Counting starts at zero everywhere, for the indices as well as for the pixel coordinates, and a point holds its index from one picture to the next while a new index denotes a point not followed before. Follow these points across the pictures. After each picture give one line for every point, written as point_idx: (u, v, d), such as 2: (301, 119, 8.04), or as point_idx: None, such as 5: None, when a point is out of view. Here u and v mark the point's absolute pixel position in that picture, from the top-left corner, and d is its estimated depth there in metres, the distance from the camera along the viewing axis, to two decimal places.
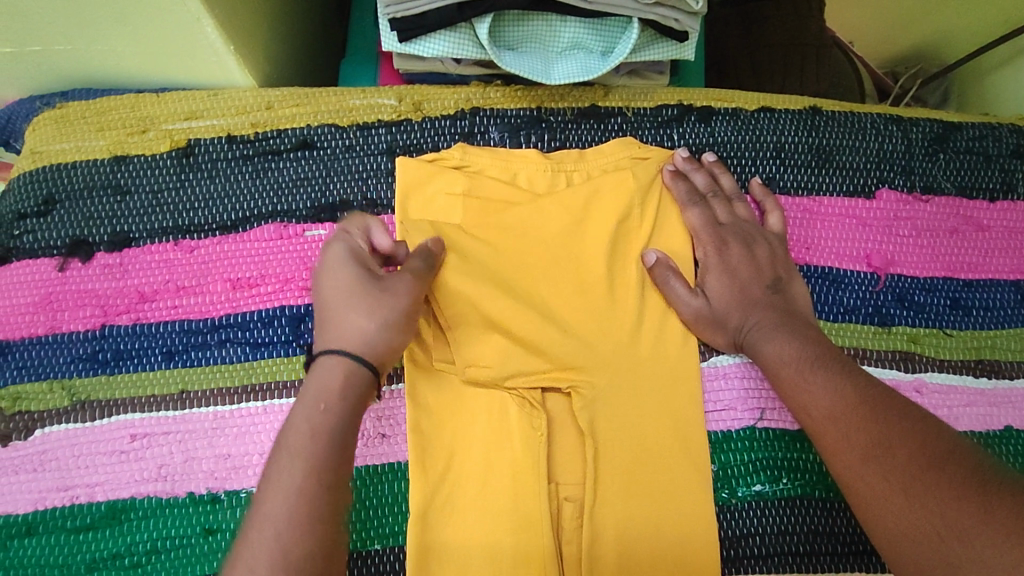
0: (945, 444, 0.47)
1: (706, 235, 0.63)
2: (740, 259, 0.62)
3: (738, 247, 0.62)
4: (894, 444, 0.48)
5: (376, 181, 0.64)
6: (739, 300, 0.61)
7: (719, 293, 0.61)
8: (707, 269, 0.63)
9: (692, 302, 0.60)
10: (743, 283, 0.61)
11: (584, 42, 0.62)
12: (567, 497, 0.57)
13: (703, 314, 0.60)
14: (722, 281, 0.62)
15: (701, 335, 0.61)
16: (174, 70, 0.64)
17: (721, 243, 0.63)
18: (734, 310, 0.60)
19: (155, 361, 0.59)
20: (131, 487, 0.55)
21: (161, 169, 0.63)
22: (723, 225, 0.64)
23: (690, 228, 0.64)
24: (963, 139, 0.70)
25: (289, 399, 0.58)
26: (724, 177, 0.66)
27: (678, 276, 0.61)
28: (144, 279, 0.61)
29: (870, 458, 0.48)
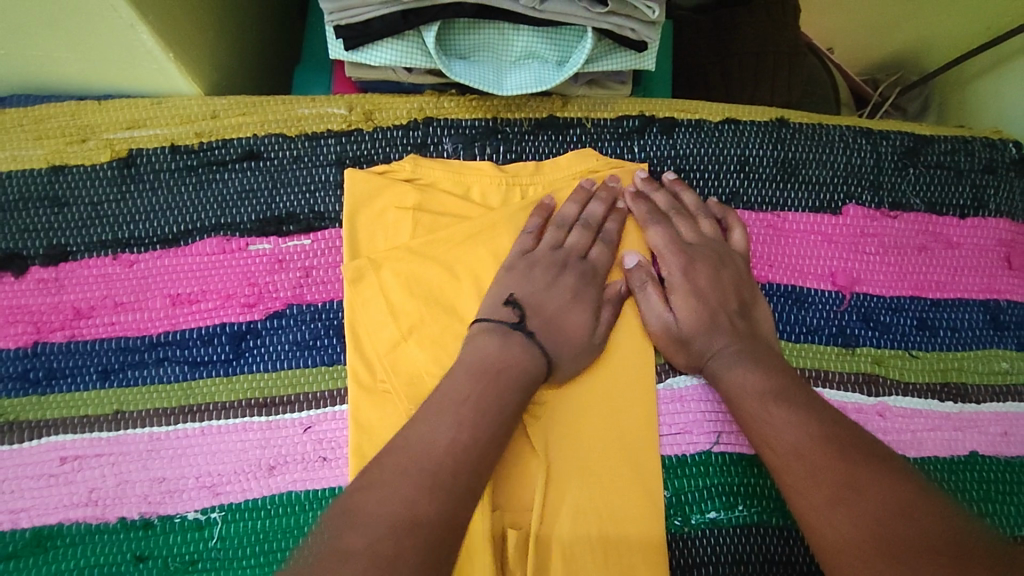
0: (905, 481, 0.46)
1: (673, 255, 0.60)
2: (707, 280, 0.59)
3: (706, 268, 0.60)
4: (862, 486, 0.46)
5: (325, 193, 0.62)
6: (705, 321, 0.58)
7: (686, 311, 0.58)
8: (672, 288, 0.60)
9: (660, 318, 0.58)
10: (711, 306, 0.58)
11: (538, 51, 0.60)
12: (512, 523, 0.55)
13: (667, 331, 0.58)
14: (689, 301, 0.59)
15: (663, 351, 0.59)
16: (116, 77, 0.61)
17: (689, 263, 0.60)
18: (700, 333, 0.58)
19: (89, 381, 0.56)
20: (59, 512, 0.53)
21: (101, 180, 0.61)
22: (692, 244, 0.61)
23: (655, 248, 0.61)
24: (934, 153, 0.68)
25: (227, 420, 0.56)
26: (687, 195, 0.63)
27: (656, 287, 0.59)
28: (80, 294, 0.58)
29: (838, 501, 0.46)
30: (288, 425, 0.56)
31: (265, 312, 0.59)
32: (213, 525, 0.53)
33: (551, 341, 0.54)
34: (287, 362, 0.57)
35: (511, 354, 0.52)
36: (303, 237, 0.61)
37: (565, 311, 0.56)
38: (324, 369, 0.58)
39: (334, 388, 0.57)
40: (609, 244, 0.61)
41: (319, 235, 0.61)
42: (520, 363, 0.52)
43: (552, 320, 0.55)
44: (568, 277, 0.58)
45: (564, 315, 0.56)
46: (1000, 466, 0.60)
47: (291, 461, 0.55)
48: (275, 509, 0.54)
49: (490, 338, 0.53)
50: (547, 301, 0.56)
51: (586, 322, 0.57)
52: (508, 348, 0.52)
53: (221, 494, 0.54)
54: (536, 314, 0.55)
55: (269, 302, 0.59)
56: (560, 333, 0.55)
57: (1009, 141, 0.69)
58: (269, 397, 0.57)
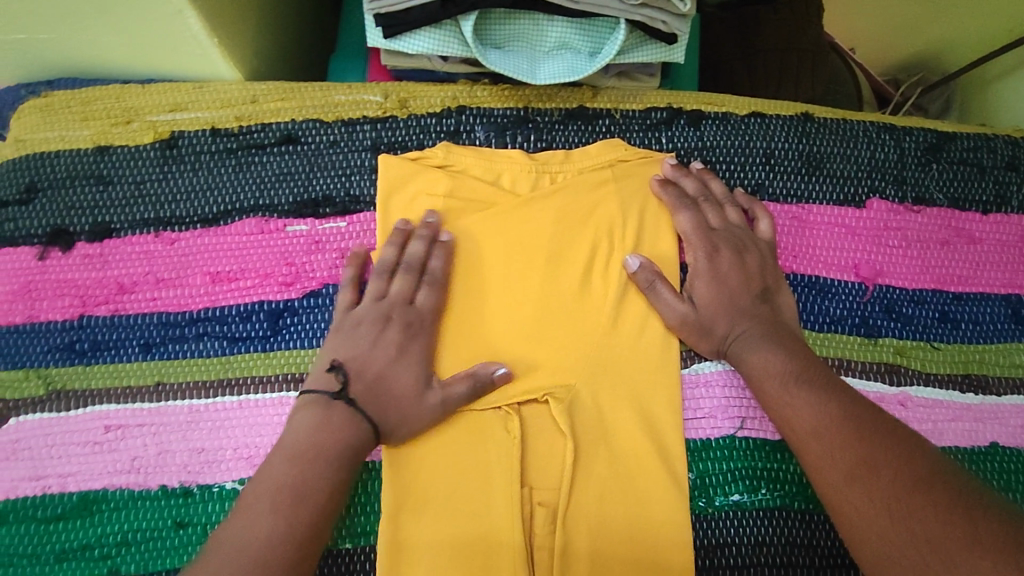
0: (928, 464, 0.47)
1: (699, 240, 0.62)
2: (731, 266, 0.61)
3: (730, 254, 0.61)
4: (880, 464, 0.48)
5: (360, 178, 0.64)
6: (726, 307, 0.60)
7: (707, 298, 0.60)
8: (696, 274, 0.61)
9: (681, 308, 0.59)
10: (734, 291, 0.60)
11: (572, 42, 0.61)
12: (539, 500, 0.56)
13: (686, 322, 0.59)
14: (711, 287, 0.60)
15: (685, 340, 0.60)
16: (161, 61, 0.63)
17: (713, 249, 0.61)
18: (723, 317, 0.59)
19: (133, 353, 0.58)
20: (104, 478, 0.55)
21: (144, 160, 0.63)
22: (716, 230, 0.62)
23: (681, 232, 0.62)
24: (958, 149, 0.69)
25: (265, 394, 0.58)
26: (714, 183, 0.65)
27: (664, 283, 0.60)
28: (124, 270, 0.60)
29: (855, 479, 0.48)
30: None
31: (302, 291, 0.61)
32: None
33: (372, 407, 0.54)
34: (322, 340, 0.59)
35: (334, 422, 0.53)
36: (339, 219, 0.63)
37: (385, 373, 0.55)
38: None
39: None
40: (436, 283, 0.59)
41: (355, 218, 0.63)
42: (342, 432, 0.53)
43: (372, 384, 0.55)
44: (392, 331, 0.57)
45: (387, 377, 0.55)
46: (1020, 457, 0.61)
47: None
48: None
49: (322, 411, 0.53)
50: (369, 364, 0.56)
51: (413, 380, 0.56)
52: (333, 418, 0.53)
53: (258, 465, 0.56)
54: (359, 378, 0.55)
55: (305, 281, 0.61)
56: (387, 395, 0.55)
57: None
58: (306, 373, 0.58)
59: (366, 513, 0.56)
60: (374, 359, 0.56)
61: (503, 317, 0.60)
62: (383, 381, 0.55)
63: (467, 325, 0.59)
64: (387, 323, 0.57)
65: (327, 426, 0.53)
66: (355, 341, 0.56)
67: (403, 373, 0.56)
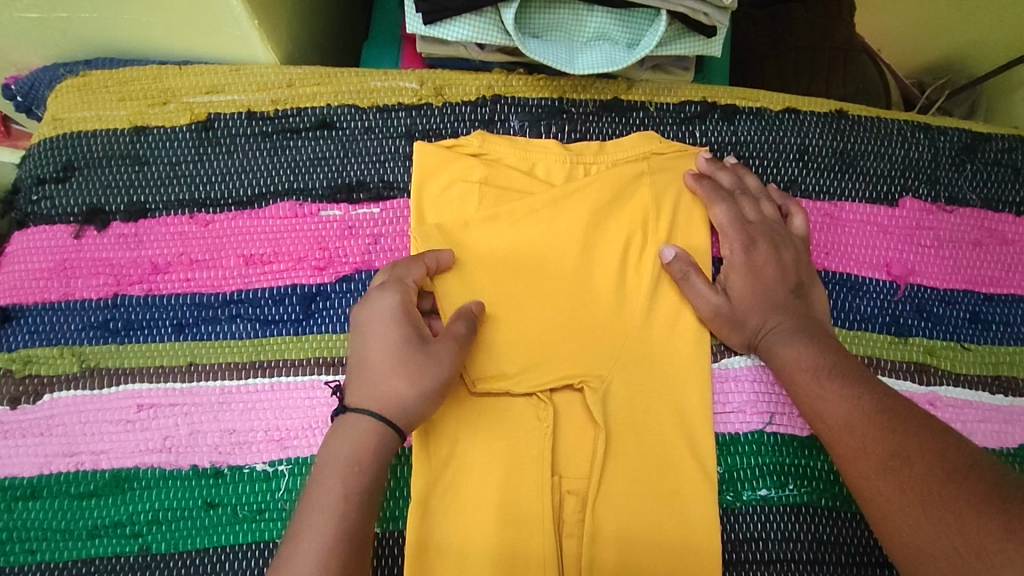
0: (964, 457, 0.47)
1: (734, 232, 0.62)
2: (767, 259, 0.61)
3: (766, 247, 0.61)
4: (915, 457, 0.48)
5: (394, 164, 0.64)
6: (762, 301, 0.60)
7: (743, 292, 0.60)
8: (732, 266, 0.62)
9: (714, 302, 0.59)
10: (768, 285, 0.60)
11: (610, 33, 0.61)
12: (567, 489, 0.56)
13: (720, 314, 0.59)
14: (746, 280, 0.61)
15: (718, 332, 0.60)
16: (198, 43, 0.63)
17: (749, 242, 0.61)
18: (757, 310, 0.60)
19: (165, 333, 0.59)
20: (135, 456, 0.55)
21: (180, 142, 0.64)
22: (752, 223, 0.62)
23: (717, 225, 0.63)
24: (992, 150, 0.68)
25: (296, 376, 0.58)
26: (749, 177, 0.65)
27: (701, 275, 0.60)
28: (158, 250, 0.61)
29: (888, 470, 0.48)
30: None
31: (335, 275, 0.61)
32: (281, 477, 0.55)
33: (377, 402, 0.50)
34: None
35: (344, 452, 0.49)
36: (372, 205, 0.63)
37: (384, 363, 0.51)
38: None
39: None
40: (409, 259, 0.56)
41: (388, 204, 0.63)
42: (360, 455, 0.49)
43: (367, 385, 0.51)
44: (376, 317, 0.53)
45: (386, 358, 0.51)
46: None
47: None
48: None
49: (331, 446, 0.50)
50: (366, 363, 0.52)
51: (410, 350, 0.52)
52: (342, 447, 0.49)
53: (288, 447, 0.56)
54: (360, 375, 0.52)
55: (338, 266, 0.61)
56: (388, 370, 0.51)
57: None
58: (337, 357, 0.58)
59: (395, 498, 0.56)
60: (372, 347, 0.52)
61: (536, 306, 0.60)
62: (379, 374, 0.51)
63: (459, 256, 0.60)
64: (369, 309, 0.53)
65: (347, 462, 0.48)
66: (354, 350, 0.53)
67: (398, 337, 0.52)
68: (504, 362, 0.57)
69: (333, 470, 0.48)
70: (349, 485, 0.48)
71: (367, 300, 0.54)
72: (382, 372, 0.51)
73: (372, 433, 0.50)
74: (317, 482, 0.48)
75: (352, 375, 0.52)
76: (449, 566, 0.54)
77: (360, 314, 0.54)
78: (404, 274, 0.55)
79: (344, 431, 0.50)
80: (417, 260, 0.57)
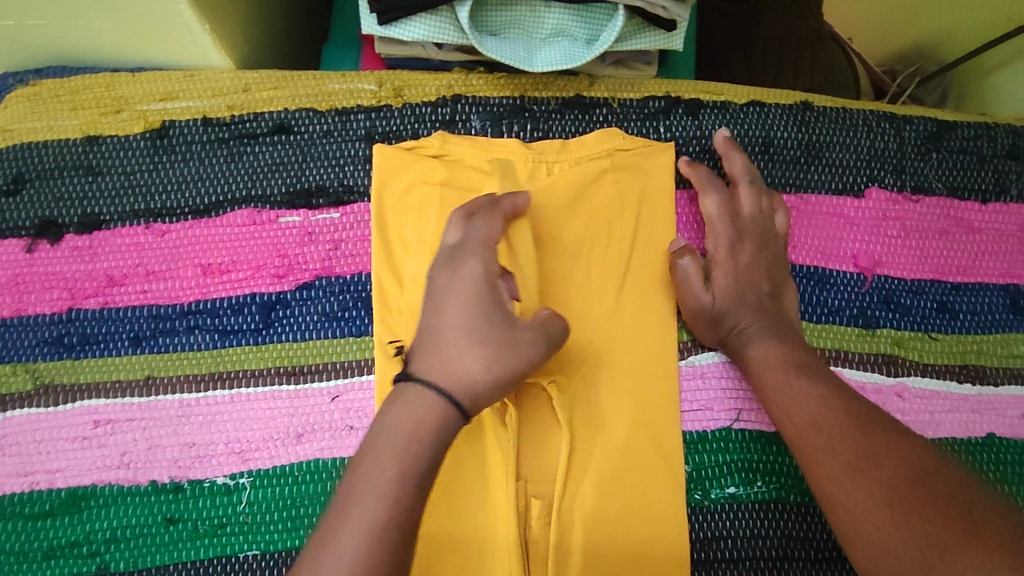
0: (930, 457, 0.46)
1: (723, 228, 0.62)
2: (751, 261, 0.61)
3: (751, 248, 0.61)
4: (881, 457, 0.47)
5: (354, 168, 0.63)
6: (740, 300, 0.59)
7: (724, 288, 0.60)
8: (716, 262, 0.62)
9: (693, 296, 0.59)
10: (747, 285, 0.60)
11: (569, 29, 0.60)
12: (534, 493, 0.56)
13: (700, 310, 0.59)
14: (729, 278, 0.60)
15: (696, 329, 0.60)
16: (148, 49, 0.62)
17: (736, 239, 0.61)
18: (731, 309, 0.59)
19: (122, 347, 0.58)
20: (92, 473, 0.55)
21: (134, 151, 0.62)
22: (739, 219, 0.62)
23: (708, 215, 0.63)
24: (957, 138, 0.68)
25: (257, 387, 0.58)
26: (731, 162, 0.64)
27: (697, 268, 0.60)
28: (113, 262, 0.60)
29: (855, 470, 0.48)
30: (316, 393, 0.57)
31: (295, 283, 0.60)
32: (242, 490, 0.55)
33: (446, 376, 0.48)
34: (316, 333, 0.59)
35: (404, 424, 0.46)
36: (333, 210, 0.62)
37: (463, 325, 0.50)
38: (351, 340, 0.59)
39: (361, 358, 0.58)
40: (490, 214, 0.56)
41: (348, 209, 0.62)
42: (419, 430, 0.46)
43: (439, 352, 0.49)
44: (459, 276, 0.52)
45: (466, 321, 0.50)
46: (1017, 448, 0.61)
47: (320, 429, 0.57)
48: (305, 476, 0.56)
49: (389, 415, 0.47)
50: (443, 329, 0.50)
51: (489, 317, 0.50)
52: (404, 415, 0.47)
53: (250, 459, 0.56)
54: (433, 336, 0.50)
55: (298, 273, 0.60)
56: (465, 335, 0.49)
57: None
58: (298, 366, 0.58)
59: None
60: (452, 308, 0.51)
61: (549, 291, 0.60)
62: (452, 343, 0.49)
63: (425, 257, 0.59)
64: (454, 271, 0.53)
65: (408, 433, 0.46)
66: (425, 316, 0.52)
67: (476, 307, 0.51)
68: None
69: (393, 440, 0.45)
70: (407, 459, 0.45)
71: (452, 261, 0.53)
72: (458, 336, 0.49)
73: (436, 408, 0.47)
74: (370, 456, 0.45)
75: (420, 341, 0.51)
76: (416, 574, 0.53)
77: (442, 273, 0.53)
78: (485, 234, 0.54)
79: (405, 398, 0.48)
80: (495, 211, 0.56)
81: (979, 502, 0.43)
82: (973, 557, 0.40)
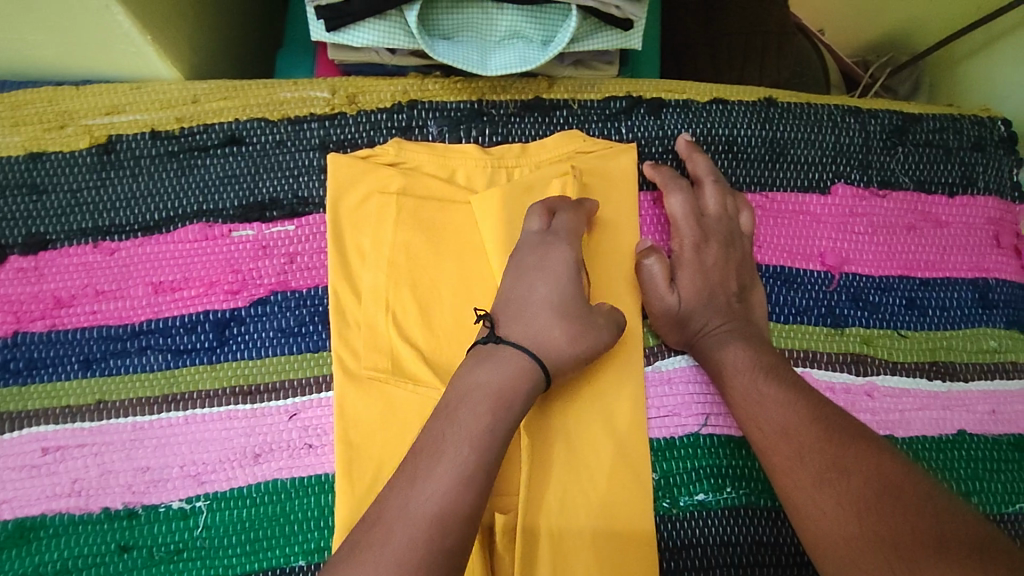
0: (900, 468, 0.45)
1: (688, 226, 0.61)
2: (716, 260, 0.60)
3: (718, 247, 0.60)
4: (850, 467, 0.46)
5: (308, 178, 0.61)
6: (706, 301, 0.58)
7: (691, 289, 0.59)
8: (681, 262, 0.60)
9: (660, 298, 0.58)
10: (714, 286, 0.59)
11: (523, 31, 0.58)
12: (499, 507, 0.54)
13: (666, 313, 0.58)
14: (694, 279, 0.59)
15: (661, 330, 0.59)
16: (93, 62, 0.60)
17: (702, 238, 0.60)
18: (698, 311, 0.58)
19: (72, 371, 0.56)
20: (42, 503, 0.54)
21: (80, 167, 0.60)
22: (706, 217, 0.61)
23: (672, 215, 0.62)
24: (923, 131, 0.67)
25: (211, 408, 0.56)
26: (700, 159, 0.63)
27: (663, 267, 0.59)
28: (61, 283, 0.58)
29: (824, 481, 0.46)
30: (273, 412, 0.56)
31: (249, 298, 0.58)
32: (199, 514, 0.54)
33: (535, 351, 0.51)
34: (272, 349, 0.57)
35: (494, 383, 0.49)
36: (287, 223, 0.60)
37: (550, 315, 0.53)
38: (308, 356, 0.57)
39: (318, 374, 0.57)
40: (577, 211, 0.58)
41: (304, 220, 0.60)
42: (508, 391, 0.49)
43: (528, 327, 0.52)
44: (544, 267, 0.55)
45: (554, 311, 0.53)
46: (988, 444, 0.60)
47: (277, 449, 0.55)
48: (262, 497, 0.54)
49: (478, 371, 0.50)
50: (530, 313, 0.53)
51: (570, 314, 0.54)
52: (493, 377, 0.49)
53: (205, 482, 0.55)
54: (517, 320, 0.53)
55: (252, 289, 0.58)
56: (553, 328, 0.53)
57: (998, 119, 0.68)
58: (253, 385, 0.57)
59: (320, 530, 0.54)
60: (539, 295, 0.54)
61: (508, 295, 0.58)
62: (542, 323, 0.53)
63: (382, 266, 0.58)
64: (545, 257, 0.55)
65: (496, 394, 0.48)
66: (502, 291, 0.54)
67: (564, 291, 0.54)
68: (425, 371, 0.55)
69: (483, 398, 0.48)
70: (494, 421, 0.47)
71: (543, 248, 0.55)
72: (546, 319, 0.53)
73: (518, 373, 0.50)
74: (462, 407, 0.48)
75: (502, 312, 0.54)
76: None
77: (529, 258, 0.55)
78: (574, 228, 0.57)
79: (494, 362, 0.50)
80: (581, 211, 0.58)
81: (948, 514, 0.42)
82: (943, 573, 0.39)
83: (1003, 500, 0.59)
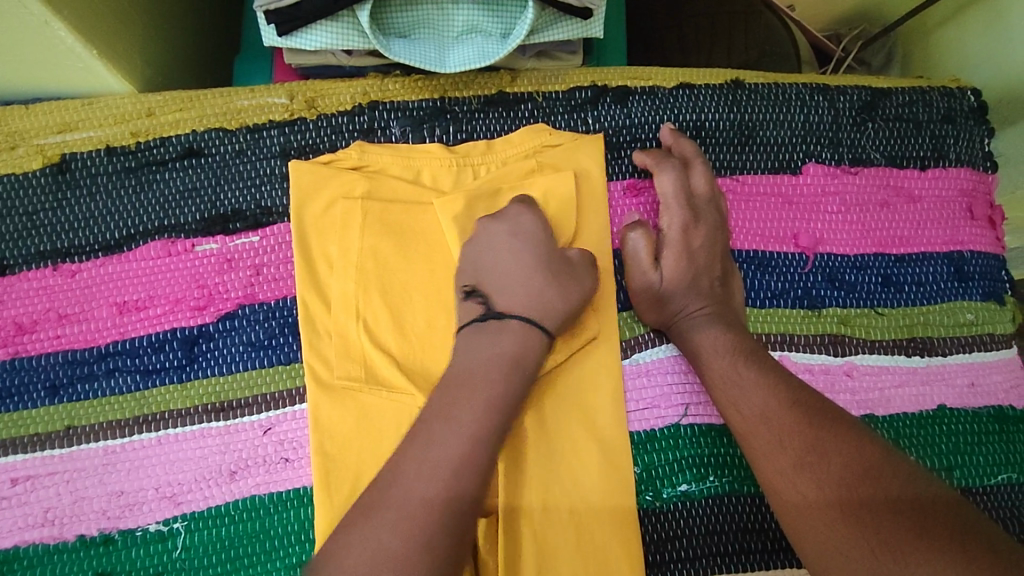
0: (880, 451, 0.45)
1: (678, 207, 0.59)
2: (704, 242, 0.59)
3: (705, 228, 0.59)
4: (831, 451, 0.46)
5: (271, 187, 0.60)
6: (691, 284, 0.58)
7: (676, 270, 0.58)
8: (667, 242, 0.59)
9: (643, 275, 0.58)
10: (699, 270, 0.58)
11: (481, 25, 0.57)
12: None
13: (647, 289, 0.58)
14: (680, 260, 0.58)
15: (645, 310, 0.58)
16: (39, 79, 0.58)
17: (690, 218, 0.59)
18: (678, 294, 0.58)
19: (39, 398, 0.56)
20: (16, 534, 0.53)
21: (35, 188, 0.59)
22: (696, 197, 0.60)
23: (662, 194, 0.60)
24: (892, 105, 0.66)
25: (184, 427, 0.55)
26: (685, 142, 0.62)
27: (649, 242, 0.58)
28: (22, 309, 0.57)
29: (804, 466, 0.46)
30: (247, 427, 0.55)
31: (217, 313, 0.57)
32: (177, 535, 0.53)
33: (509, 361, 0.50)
34: (241, 364, 0.56)
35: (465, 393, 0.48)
36: (251, 234, 0.59)
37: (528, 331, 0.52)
38: (280, 369, 0.56)
39: (294, 387, 0.56)
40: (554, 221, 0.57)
41: (268, 230, 0.59)
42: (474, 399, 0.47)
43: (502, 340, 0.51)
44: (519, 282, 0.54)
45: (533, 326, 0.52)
46: (968, 418, 0.60)
47: (253, 465, 0.54)
48: (240, 515, 0.54)
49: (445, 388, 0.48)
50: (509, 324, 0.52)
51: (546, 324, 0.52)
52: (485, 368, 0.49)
53: (182, 502, 0.54)
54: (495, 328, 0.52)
55: (219, 303, 0.57)
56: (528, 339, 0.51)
57: (967, 89, 0.67)
58: (225, 401, 0.56)
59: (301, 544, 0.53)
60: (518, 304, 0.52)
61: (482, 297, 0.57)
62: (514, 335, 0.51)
63: (358, 267, 0.57)
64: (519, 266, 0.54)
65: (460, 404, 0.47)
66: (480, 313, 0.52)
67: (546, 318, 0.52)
68: (398, 377, 0.54)
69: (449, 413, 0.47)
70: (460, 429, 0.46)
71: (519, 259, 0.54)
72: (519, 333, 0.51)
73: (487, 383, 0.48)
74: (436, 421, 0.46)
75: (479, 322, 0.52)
76: None
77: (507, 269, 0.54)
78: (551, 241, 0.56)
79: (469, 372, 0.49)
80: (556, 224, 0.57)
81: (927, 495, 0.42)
82: (923, 554, 0.39)
83: (985, 472, 0.59)
